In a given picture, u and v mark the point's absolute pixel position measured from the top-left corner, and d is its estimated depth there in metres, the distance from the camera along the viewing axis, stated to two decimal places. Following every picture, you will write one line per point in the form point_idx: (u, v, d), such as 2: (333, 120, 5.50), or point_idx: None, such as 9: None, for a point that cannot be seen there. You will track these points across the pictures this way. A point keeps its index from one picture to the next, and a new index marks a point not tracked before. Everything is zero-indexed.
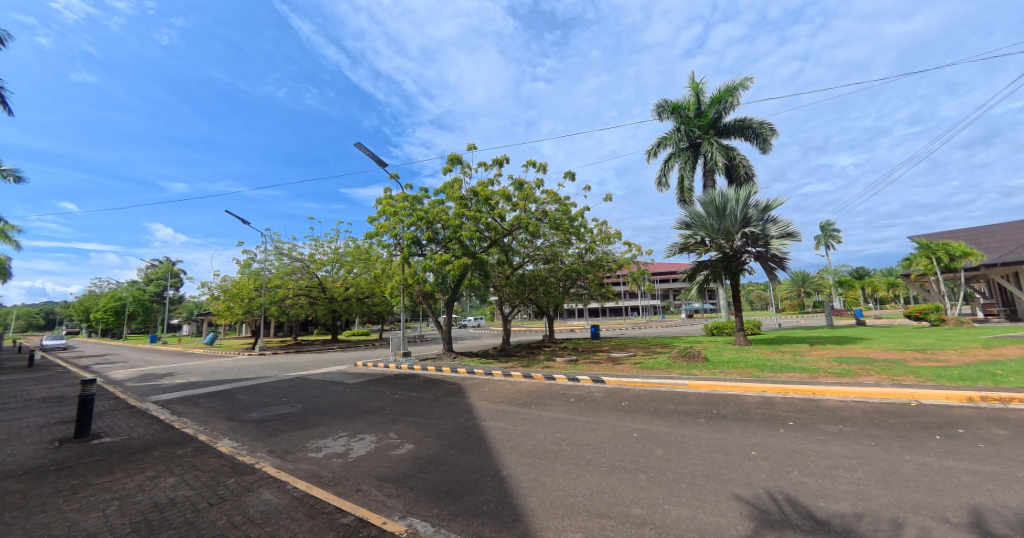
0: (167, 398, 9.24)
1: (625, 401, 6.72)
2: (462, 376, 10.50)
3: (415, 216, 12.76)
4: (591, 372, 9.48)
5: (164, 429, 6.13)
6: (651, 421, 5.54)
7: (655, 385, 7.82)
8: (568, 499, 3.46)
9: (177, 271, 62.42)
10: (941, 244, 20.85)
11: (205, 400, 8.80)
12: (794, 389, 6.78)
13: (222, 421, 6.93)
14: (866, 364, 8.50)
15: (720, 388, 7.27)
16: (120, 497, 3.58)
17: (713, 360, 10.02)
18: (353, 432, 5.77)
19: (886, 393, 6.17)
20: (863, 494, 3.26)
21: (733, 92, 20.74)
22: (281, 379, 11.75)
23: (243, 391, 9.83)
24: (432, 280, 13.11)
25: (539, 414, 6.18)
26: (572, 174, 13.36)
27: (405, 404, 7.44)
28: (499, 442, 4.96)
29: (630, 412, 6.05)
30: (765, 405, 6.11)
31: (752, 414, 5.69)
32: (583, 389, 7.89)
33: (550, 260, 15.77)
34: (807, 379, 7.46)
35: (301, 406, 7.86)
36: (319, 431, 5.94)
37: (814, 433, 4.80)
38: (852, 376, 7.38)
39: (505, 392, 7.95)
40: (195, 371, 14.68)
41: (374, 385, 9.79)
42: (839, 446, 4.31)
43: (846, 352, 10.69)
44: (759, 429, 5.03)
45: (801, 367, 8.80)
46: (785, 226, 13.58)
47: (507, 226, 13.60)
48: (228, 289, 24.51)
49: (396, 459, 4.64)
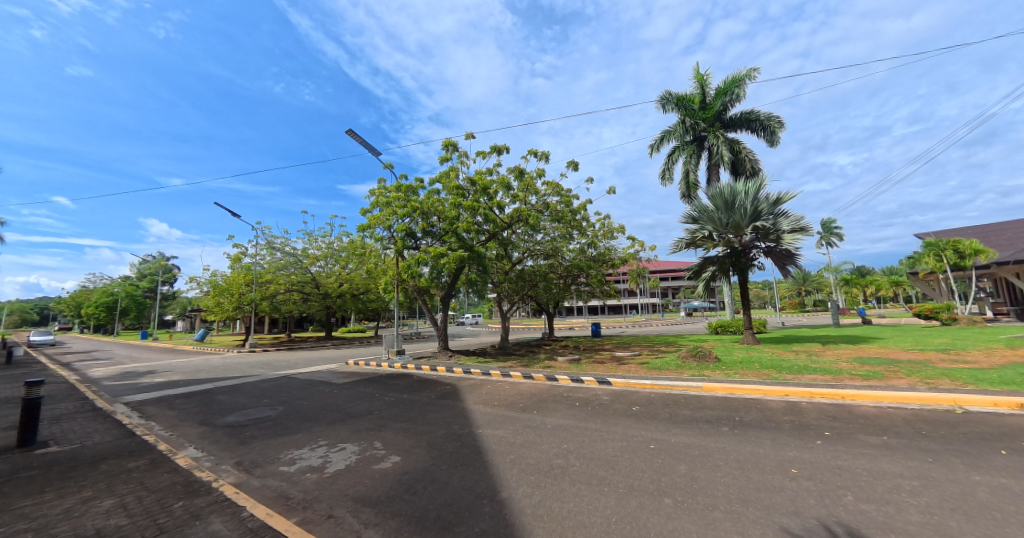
0: (139, 400, 8.53)
1: (635, 406, 6.09)
2: (458, 377, 9.87)
3: (408, 207, 12.09)
4: (596, 373, 8.81)
5: (122, 436, 5.48)
6: (668, 429, 4.95)
7: (666, 387, 7.23)
8: (581, 531, 2.86)
9: (170, 266, 61.34)
10: (951, 242, 20.22)
11: (180, 402, 8.13)
12: (820, 392, 6.21)
13: (193, 426, 6.30)
14: (891, 365, 7.94)
15: (739, 392, 6.67)
16: (39, 527, 2.94)
17: (724, 361, 9.42)
18: (334, 441, 5.16)
19: (925, 398, 5.60)
20: (940, 528, 2.69)
21: (740, 83, 20.03)
22: (265, 378, 11.07)
23: (221, 392, 9.15)
24: (427, 274, 12.46)
25: (541, 420, 5.57)
26: (577, 163, 12.63)
27: (395, 407, 6.82)
28: (497, 454, 4.36)
29: (642, 419, 5.46)
30: (792, 411, 5.53)
31: (780, 422, 5.09)
32: (589, 391, 7.28)
33: (551, 256, 15.17)
34: (832, 382, 6.88)
35: (283, 409, 7.23)
36: (295, 439, 5.32)
37: (857, 445, 4.21)
38: (882, 378, 6.79)
39: (503, 395, 7.30)
40: (176, 369, 13.94)
41: (364, 386, 9.17)
42: (892, 463, 3.73)
43: (863, 352, 10.17)
44: (791, 440, 4.44)
45: (822, 368, 8.20)
46: (796, 220, 12.98)
47: (506, 219, 12.99)
48: (217, 284, 23.81)
49: (379, 475, 4.02)
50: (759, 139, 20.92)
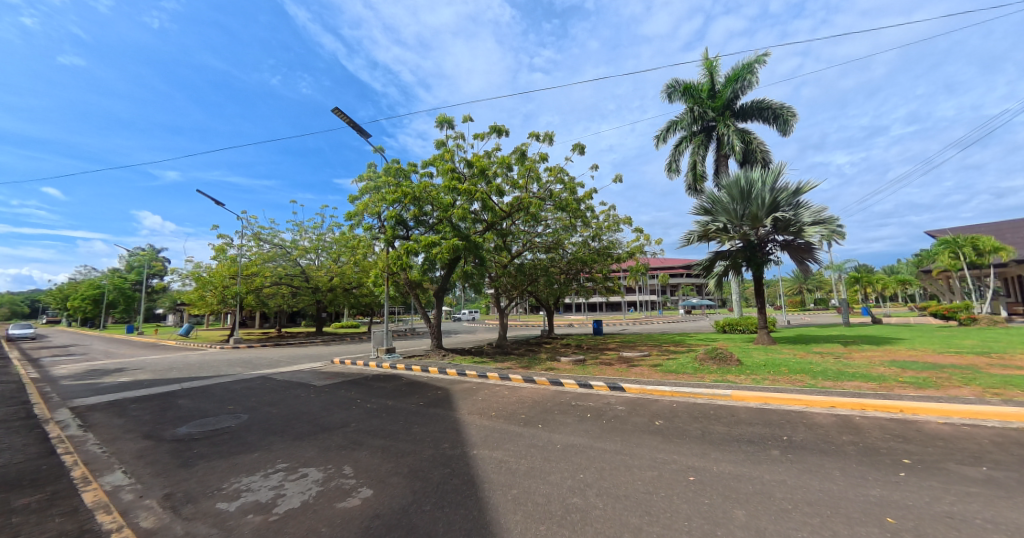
0: (89, 404, 7.54)
1: (656, 420, 5.17)
2: (451, 379, 8.95)
3: (399, 192, 11.09)
4: (606, 377, 7.89)
5: (39, 456, 4.50)
6: (705, 453, 4.04)
7: (688, 395, 6.32)
8: None
9: (159, 257, 60.04)
10: (969, 239, 19.30)
11: (134, 408, 7.14)
12: (874, 404, 5.32)
13: (136, 439, 5.35)
14: (939, 371, 7.06)
15: (775, 402, 5.77)
16: None
17: (746, 363, 8.53)
18: (295, 464, 4.21)
19: (1005, 414, 4.69)
20: None
21: (751, 69, 19.04)
22: (240, 378, 10.07)
23: (185, 395, 8.18)
24: (419, 266, 11.48)
25: (548, 437, 4.64)
26: (584, 146, 11.58)
27: (377, 417, 5.90)
28: (497, 489, 3.43)
29: (670, 437, 4.56)
30: (848, 428, 4.63)
31: (841, 444, 4.19)
32: (600, 399, 6.38)
33: (552, 248, 14.25)
34: (879, 391, 6.00)
35: (248, 418, 6.27)
36: (250, 461, 4.37)
37: (956, 481, 3.28)
38: (938, 388, 5.90)
39: (502, 403, 6.38)
40: (148, 367, 12.93)
41: (346, 390, 8.23)
42: (1018, 512, 2.81)
43: (895, 355, 9.32)
44: (866, 472, 3.52)
45: (859, 374, 7.30)
46: (819, 211, 12.06)
47: (506, 208, 12.01)
48: (201, 276, 22.74)
49: (342, 519, 3.07)
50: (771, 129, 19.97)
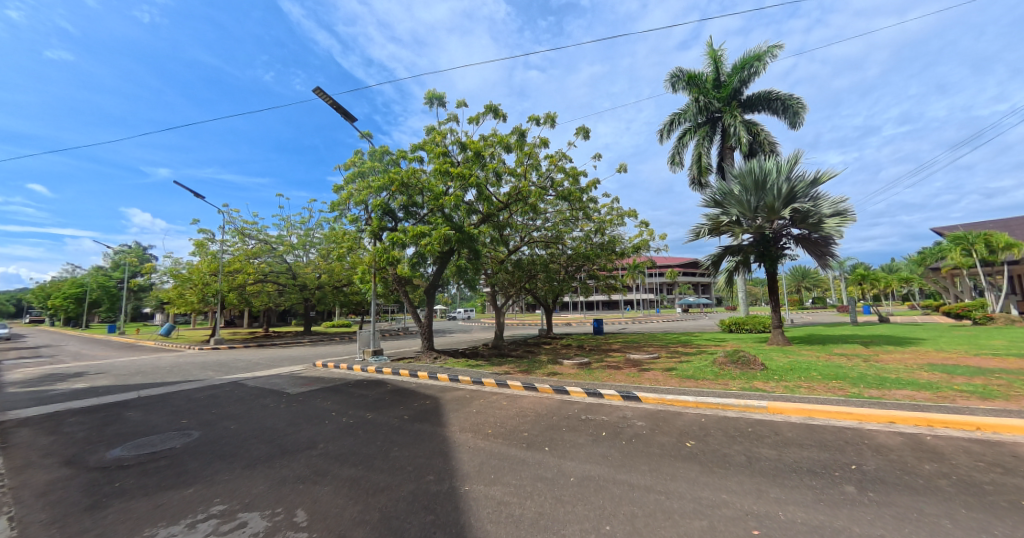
0: (20, 418, 6.51)
1: (687, 441, 4.29)
2: (442, 385, 8.01)
3: (385, 179, 10.11)
4: (616, 383, 6.98)
5: None
6: (763, 492, 3.13)
7: (717, 408, 5.44)
8: None
9: (146, 256, 58.41)
10: (981, 235, 18.68)
11: (69, 423, 6.12)
12: (942, 419, 4.47)
13: (54, 467, 4.37)
14: (996, 378, 6.22)
15: (821, 417, 4.92)
16: None
17: (771, 368, 7.66)
18: (233, 508, 3.24)
19: None
20: None
21: (760, 58, 18.21)
22: (207, 385, 9.03)
23: (137, 406, 7.16)
24: (407, 260, 10.50)
25: (558, 467, 3.72)
26: (588, 131, 10.66)
27: (351, 435, 4.96)
28: None
29: (712, 466, 3.66)
30: (928, 453, 3.76)
31: (933, 477, 3.30)
32: (616, 412, 5.48)
33: (553, 243, 13.38)
34: (938, 402, 5.14)
35: (199, 436, 5.28)
36: (178, 502, 3.40)
37: None
38: (1009, 400, 5.05)
39: (501, 417, 5.47)
40: (112, 371, 11.84)
41: (323, 398, 7.27)
42: None
43: (929, 357, 8.52)
44: (986, 523, 2.64)
45: (905, 380, 6.44)
46: (838, 202, 11.27)
47: (503, 198, 11.09)
48: (180, 273, 21.59)
49: None
50: (779, 121, 19.18)
